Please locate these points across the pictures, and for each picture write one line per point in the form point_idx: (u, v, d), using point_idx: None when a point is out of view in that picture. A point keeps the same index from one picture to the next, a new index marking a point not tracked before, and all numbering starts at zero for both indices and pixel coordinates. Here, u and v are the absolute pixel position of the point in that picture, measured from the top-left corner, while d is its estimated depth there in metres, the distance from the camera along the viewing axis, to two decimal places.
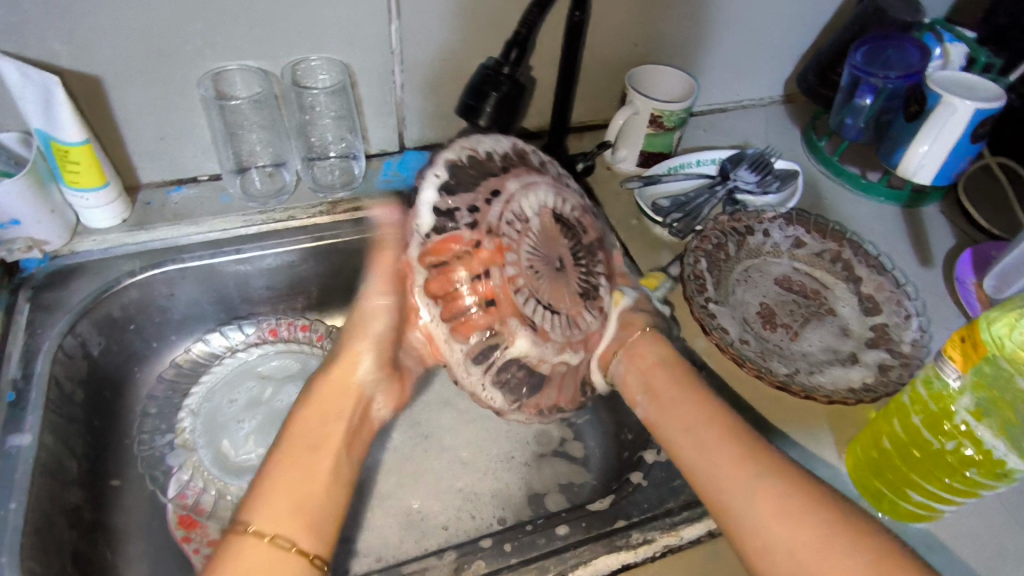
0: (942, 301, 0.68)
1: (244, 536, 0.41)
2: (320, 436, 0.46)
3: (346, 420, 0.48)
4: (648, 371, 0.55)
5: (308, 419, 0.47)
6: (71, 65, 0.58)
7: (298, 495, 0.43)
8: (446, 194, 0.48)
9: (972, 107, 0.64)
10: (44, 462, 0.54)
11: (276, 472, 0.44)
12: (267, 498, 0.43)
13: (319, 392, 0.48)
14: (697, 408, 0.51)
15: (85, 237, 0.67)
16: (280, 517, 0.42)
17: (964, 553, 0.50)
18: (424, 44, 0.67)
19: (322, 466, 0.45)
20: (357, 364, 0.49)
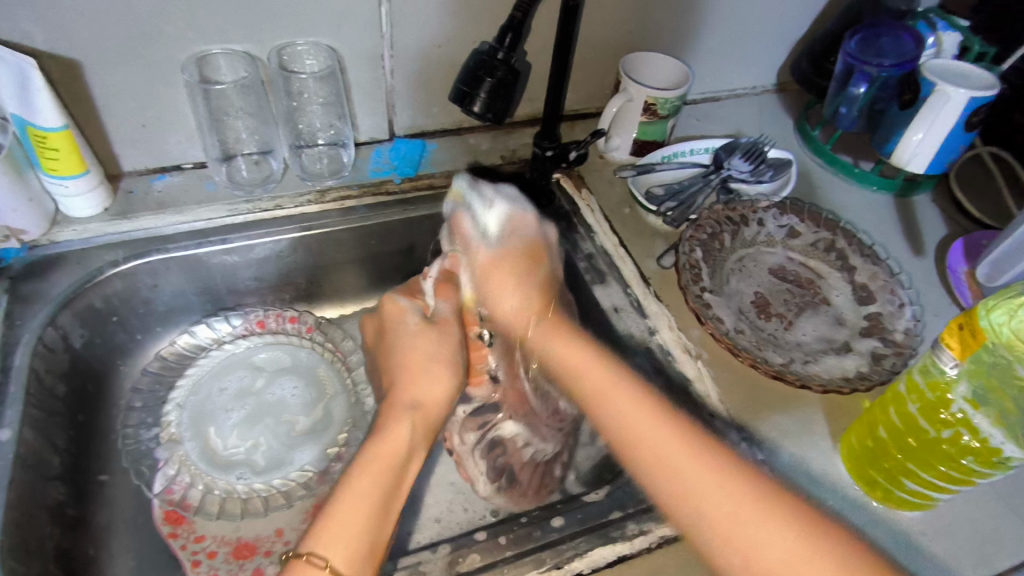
0: (934, 290, 0.68)
1: (317, 569, 0.40)
2: (397, 463, 0.46)
3: (419, 451, 0.48)
4: (585, 383, 0.52)
5: (389, 445, 0.47)
6: (48, 46, 0.56)
7: (373, 528, 0.43)
8: (468, 249, 0.60)
9: (967, 95, 0.64)
10: (26, 458, 0.53)
11: (357, 503, 0.43)
12: (323, 529, 0.42)
13: (405, 414, 0.50)
14: (664, 435, 0.46)
15: (65, 227, 0.64)
16: (360, 550, 0.41)
17: (956, 541, 0.50)
18: (414, 28, 0.66)
19: (393, 497, 0.45)
20: (435, 393, 0.52)
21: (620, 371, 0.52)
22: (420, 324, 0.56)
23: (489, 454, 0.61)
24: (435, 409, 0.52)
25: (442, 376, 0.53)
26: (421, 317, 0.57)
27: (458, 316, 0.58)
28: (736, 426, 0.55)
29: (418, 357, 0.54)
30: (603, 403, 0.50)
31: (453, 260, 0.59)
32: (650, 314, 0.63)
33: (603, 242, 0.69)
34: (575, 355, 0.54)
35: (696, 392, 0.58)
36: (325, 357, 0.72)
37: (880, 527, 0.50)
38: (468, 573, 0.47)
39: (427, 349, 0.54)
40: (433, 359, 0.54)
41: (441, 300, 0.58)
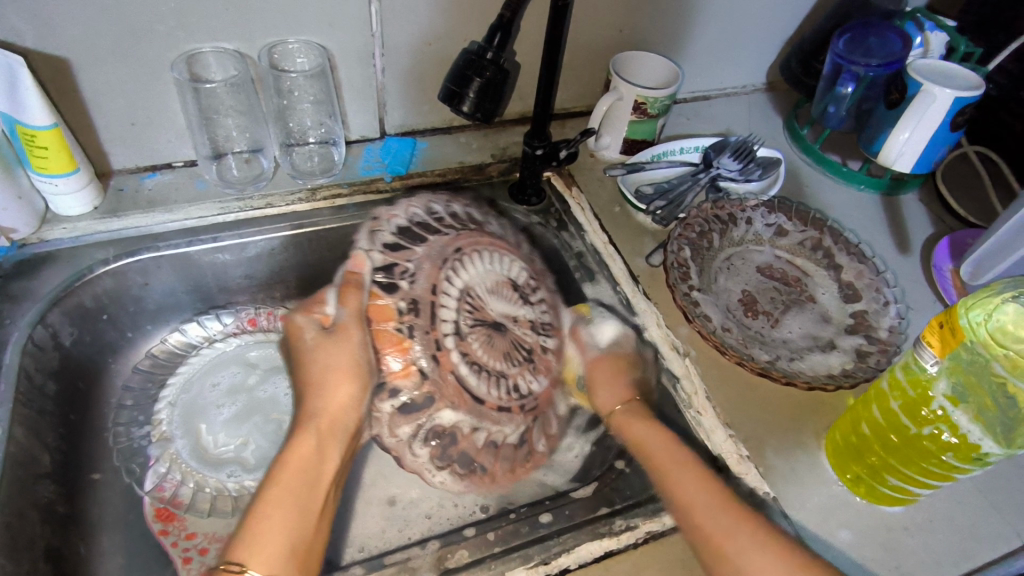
0: (919, 288, 0.69)
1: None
2: (308, 471, 0.44)
3: (332, 453, 0.46)
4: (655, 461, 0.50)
5: (298, 454, 0.45)
6: (36, 45, 0.56)
7: (295, 530, 0.41)
8: (388, 251, 0.51)
9: (952, 95, 0.65)
10: (15, 457, 0.53)
11: (273, 508, 0.42)
12: (244, 541, 0.40)
13: (308, 426, 0.46)
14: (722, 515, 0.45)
15: (55, 225, 0.65)
16: (280, 555, 0.40)
17: (937, 536, 0.51)
18: (404, 27, 0.66)
19: (312, 500, 0.43)
20: (338, 401, 0.47)
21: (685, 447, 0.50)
22: (318, 336, 0.49)
23: (434, 444, 0.51)
24: (343, 415, 0.47)
25: (343, 384, 0.47)
26: (321, 328, 0.50)
27: (365, 319, 0.49)
28: (723, 423, 0.56)
29: (316, 369, 0.48)
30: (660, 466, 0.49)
31: (357, 262, 0.50)
32: (639, 311, 0.64)
33: (593, 240, 0.70)
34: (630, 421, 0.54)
35: (683, 389, 0.58)
36: None
37: (862, 522, 0.51)
38: (457, 568, 0.48)
39: (325, 361, 0.48)
40: (331, 368, 0.48)
41: (341, 305, 0.49)
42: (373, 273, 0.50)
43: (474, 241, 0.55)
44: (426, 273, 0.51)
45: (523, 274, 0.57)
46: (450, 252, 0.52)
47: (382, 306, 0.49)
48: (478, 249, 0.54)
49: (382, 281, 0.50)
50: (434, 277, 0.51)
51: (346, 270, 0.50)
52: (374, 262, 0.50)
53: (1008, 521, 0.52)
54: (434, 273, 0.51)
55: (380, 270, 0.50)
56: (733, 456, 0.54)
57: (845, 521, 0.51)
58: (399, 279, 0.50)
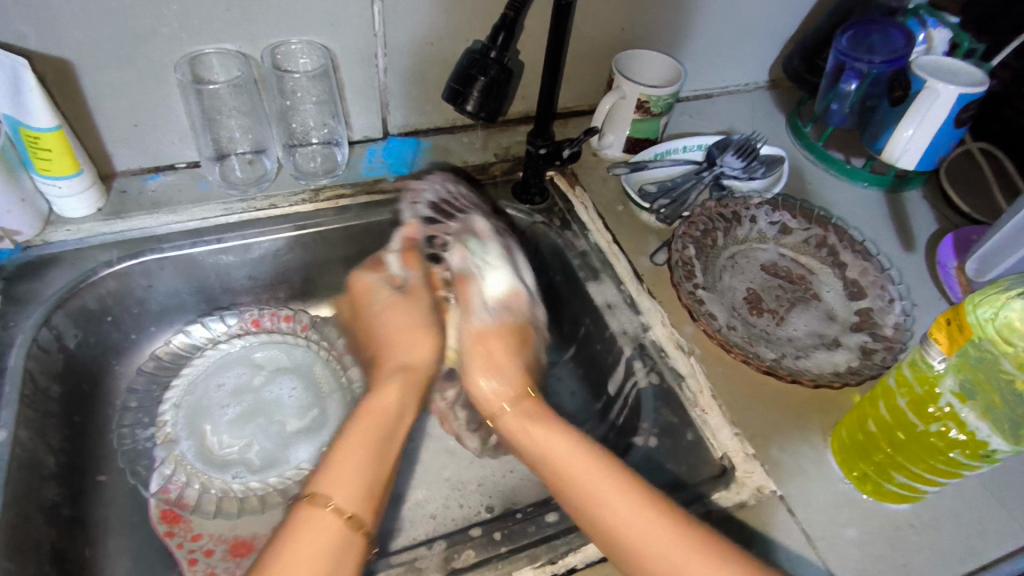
0: (924, 285, 0.68)
1: (320, 509, 0.42)
2: (388, 422, 0.49)
3: (410, 408, 0.51)
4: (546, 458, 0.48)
5: (380, 405, 0.50)
6: (39, 47, 0.56)
7: (371, 473, 0.45)
8: (429, 224, 0.64)
9: (956, 92, 0.65)
10: (20, 459, 0.52)
11: (351, 451, 0.46)
12: (328, 473, 0.44)
13: (393, 377, 0.52)
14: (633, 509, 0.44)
15: (59, 227, 0.65)
16: (357, 492, 0.44)
17: (945, 533, 0.51)
18: (407, 27, 0.66)
19: (387, 448, 0.47)
20: (419, 353, 0.55)
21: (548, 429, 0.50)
22: (391, 298, 0.58)
23: (468, 406, 0.64)
24: (422, 367, 0.55)
25: (419, 341, 0.55)
26: (391, 289, 0.59)
27: (428, 281, 0.60)
28: (729, 421, 0.56)
29: (398, 322, 0.57)
30: (558, 459, 0.48)
31: (410, 231, 0.63)
32: (643, 310, 0.64)
33: (596, 239, 0.70)
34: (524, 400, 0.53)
35: (689, 388, 0.58)
36: (320, 356, 0.72)
37: (869, 519, 0.51)
38: (464, 568, 0.48)
39: (403, 315, 0.57)
40: (412, 323, 0.57)
41: (407, 269, 0.61)
42: (427, 244, 0.63)
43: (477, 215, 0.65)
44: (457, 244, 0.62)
45: (526, 267, 0.63)
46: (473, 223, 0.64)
47: (436, 274, 0.61)
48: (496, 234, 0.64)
49: (432, 253, 0.63)
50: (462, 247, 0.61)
51: (404, 240, 0.63)
52: (424, 232, 0.64)
53: (1015, 518, 0.52)
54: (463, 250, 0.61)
55: (427, 240, 0.63)
56: (740, 454, 0.54)
57: (852, 519, 0.51)
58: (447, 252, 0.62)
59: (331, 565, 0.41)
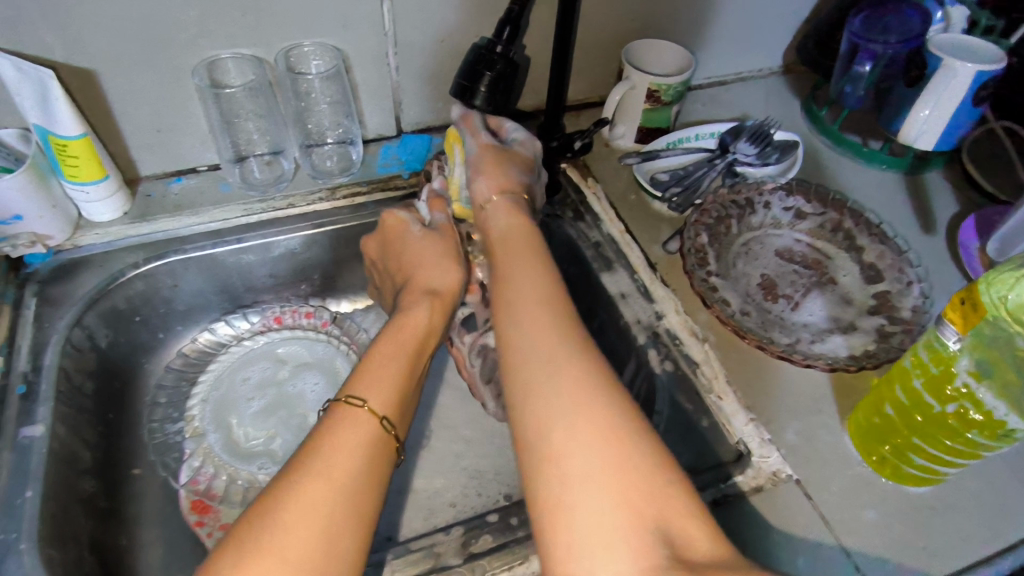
0: (945, 267, 0.67)
1: (356, 408, 0.44)
2: (419, 334, 0.53)
3: (437, 328, 0.55)
4: (512, 291, 0.49)
5: (412, 321, 0.53)
6: (65, 57, 0.58)
7: (399, 382, 0.48)
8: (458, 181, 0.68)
9: (974, 70, 0.63)
10: (58, 452, 0.55)
11: (383, 359, 0.49)
12: (360, 383, 0.47)
13: (423, 299, 0.56)
14: (558, 344, 0.44)
15: (88, 231, 0.67)
16: (389, 398, 0.46)
17: (967, 516, 0.50)
18: (417, 25, 0.67)
19: (414, 361, 0.51)
20: (449, 281, 0.59)
21: (540, 271, 0.50)
22: (423, 231, 0.61)
23: (483, 356, 0.66)
24: (452, 294, 0.58)
25: (451, 270, 0.59)
26: (422, 225, 0.62)
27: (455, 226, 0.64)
28: (743, 407, 0.56)
29: (429, 254, 0.60)
30: (520, 290, 0.49)
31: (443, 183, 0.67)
32: (657, 299, 0.64)
33: (609, 229, 0.70)
34: (519, 246, 0.54)
35: (703, 374, 0.58)
36: (340, 350, 0.74)
37: (888, 502, 0.51)
38: (481, 553, 0.49)
39: (432, 249, 0.60)
40: (445, 255, 0.60)
41: (434, 213, 0.64)
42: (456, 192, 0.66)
43: None
44: None
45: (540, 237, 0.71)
46: None
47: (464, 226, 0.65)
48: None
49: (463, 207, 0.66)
50: None
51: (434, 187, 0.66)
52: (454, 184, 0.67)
53: None
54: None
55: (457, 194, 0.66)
56: (755, 438, 0.54)
57: (870, 502, 0.51)
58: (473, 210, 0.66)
59: (366, 461, 0.42)
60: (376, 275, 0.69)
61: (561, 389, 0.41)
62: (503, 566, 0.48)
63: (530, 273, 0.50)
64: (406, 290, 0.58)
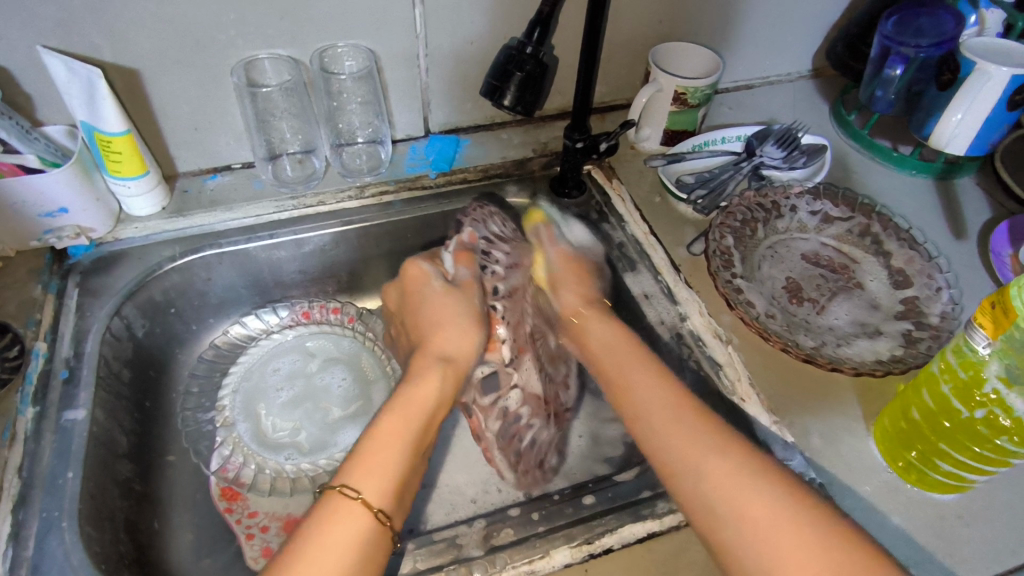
0: (975, 273, 0.66)
1: (350, 499, 0.44)
2: (427, 410, 0.51)
3: (445, 401, 0.54)
4: (604, 350, 0.58)
5: (422, 392, 0.52)
6: (111, 57, 0.61)
7: (399, 466, 0.47)
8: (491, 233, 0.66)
9: (1009, 74, 0.62)
10: (97, 436, 0.57)
11: (389, 441, 0.48)
12: (356, 465, 0.46)
13: (435, 365, 0.55)
14: (685, 418, 0.49)
15: (127, 225, 0.70)
16: (387, 486, 0.46)
17: (995, 525, 0.50)
18: (446, 28, 0.68)
19: (419, 440, 0.50)
20: (464, 344, 0.58)
21: (643, 370, 0.54)
22: (443, 287, 0.61)
23: (502, 418, 0.62)
24: (463, 360, 0.57)
25: (470, 332, 0.58)
26: (443, 280, 0.62)
27: (479, 283, 0.63)
28: (766, 410, 0.56)
29: (448, 314, 0.59)
30: (649, 410, 0.51)
31: (470, 235, 0.65)
32: (681, 300, 0.64)
33: (634, 231, 0.70)
34: (625, 349, 0.56)
35: (726, 375, 0.58)
36: (366, 345, 0.75)
37: (913, 509, 0.50)
38: (502, 546, 0.49)
39: (452, 308, 0.59)
40: (463, 316, 0.59)
41: (457, 266, 0.63)
42: (482, 249, 0.65)
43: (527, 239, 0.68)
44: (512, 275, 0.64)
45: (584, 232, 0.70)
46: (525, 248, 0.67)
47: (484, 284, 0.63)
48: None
49: (485, 261, 0.64)
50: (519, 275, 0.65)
51: (463, 239, 0.65)
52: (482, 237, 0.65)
53: None
54: (521, 267, 0.65)
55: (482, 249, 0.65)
56: (778, 440, 0.54)
57: (895, 509, 0.51)
58: (497, 263, 0.64)
59: (358, 554, 0.42)
60: (393, 324, 0.69)
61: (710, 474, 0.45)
62: (523, 560, 0.48)
63: (645, 376, 0.53)
64: (418, 351, 0.57)
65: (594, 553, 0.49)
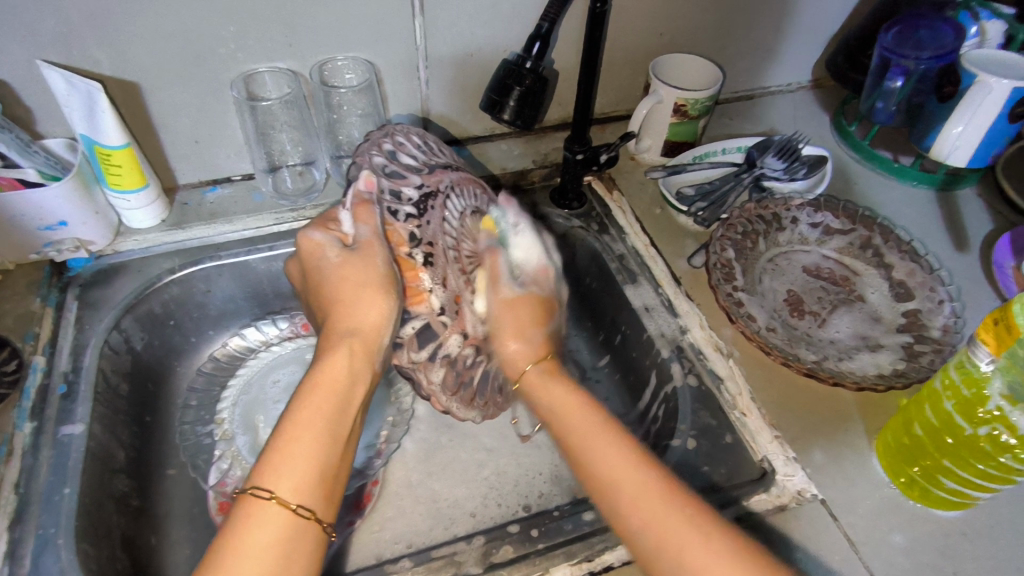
0: (977, 285, 0.66)
1: (264, 501, 0.39)
2: (341, 390, 0.45)
3: (364, 376, 0.47)
4: (556, 416, 0.48)
5: (330, 374, 0.45)
6: (113, 71, 0.61)
7: (320, 458, 0.42)
8: (389, 177, 0.53)
9: (1010, 85, 0.62)
10: (94, 451, 0.57)
11: (301, 432, 0.42)
12: (268, 463, 0.41)
13: (342, 344, 0.47)
14: (633, 466, 0.42)
15: (128, 237, 0.70)
16: (303, 481, 0.40)
17: (998, 542, 0.49)
18: (446, 40, 0.69)
19: (339, 424, 0.44)
20: (373, 315, 0.48)
21: (616, 446, 0.43)
22: (341, 255, 0.50)
23: (446, 366, 0.54)
24: (377, 333, 0.49)
25: (376, 301, 0.48)
26: (341, 247, 0.51)
27: (385, 238, 0.51)
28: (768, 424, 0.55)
29: (351, 284, 0.49)
30: (620, 488, 0.41)
31: (367, 183, 0.52)
32: (681, 313, 0.64)
33: (634, 242, 0.71)
34: (581, 414, 0.47)
35: (727, 390, 0.58)
36: None
37: (917, 526, 0.50)
38: (501, 563, 0.49)
39: (354, 276, 0.49)
40: (366, 283, 0.49)
41: (357, 225, 0.51)
42: (386, 193, 0.52)
43: (445, 169, 0.55)
44: (431, 218, 0.52)
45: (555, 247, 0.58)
46: (444, 182, 0.54)
47: (394, 233, 0.51)
48: (463, 183, 0.55)
49: (393, 207, 0.51)
50: (436, 214, 0.52)
51: (359, 189, 0.52)
52: (382, 185, 0.52)
53: None
54: (435, 199, 0.52)
55: (387, 195, 0.52)
56: (780, 454, 0.53)
57: (899, 526, 0.50)
58: (409, 203, 0.52)
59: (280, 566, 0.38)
60: (305, 300, 0.58)
61: (664, 540, 0.39)
62: None
63: (611, 448, 0.43)
64: (323, 333, 0.49)
65: (594, 570, 0.48)
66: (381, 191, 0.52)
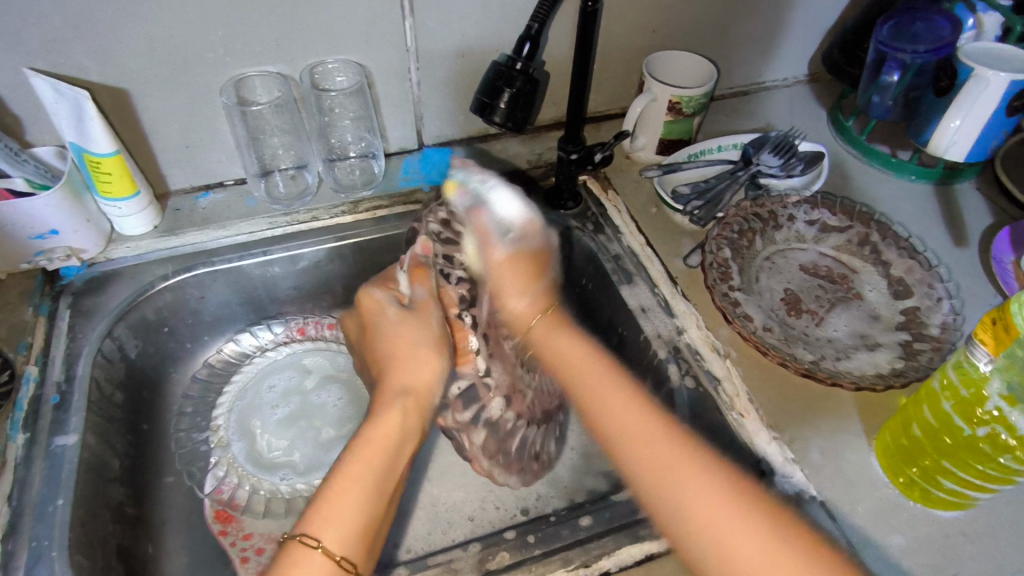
0: (976, 281, 0.66)
1: (310, 549, 0.41)
2: (392, 446, 0.47)
3: (413, 434, 0.49)
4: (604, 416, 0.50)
5: (384, 429, 0.47)
6: (101, 78, 0.60)
7: (366, 510, 0.44)
8: (445, 242, 0.58)
9: (1008, 79, 0.61)
10: (88, 461, 0.56)
11: (350, 485, 0.44)
12: (316, 511, 0.43)
13: (396, 401, 0.50)
14: (692, 465, 0.45)
15: (119, 244, 0.69)
16: (350, 533, 0.42)
17: (999, 542, 0.49)
18: (437, 41, 0.68)
19: (386, 479, 0.46)
20: (427, 376, 0.52)
21: (656, 434, 0.48)
22: (399, 313, 0.55)
23: (489, 428, 0.59)
24: (429, 393, 0.52)
25: (431, 363, 0.53)
26: (399, 306, 0.56)
27: (438, 299, 0.57)
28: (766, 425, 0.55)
29: (407, 344, 0.53)
30: (670, 488, 0.45)
31: (424, 246, 0.57)
32: (678, 313, 0.63)
33: (630, 242, 0.70)
34: (630, 406, 0.50)
35: (724, 391, 0.57)
36: None
37: (916, 527, 0.49)
38: (498, 570, 0.49)
39: (410, 335, 0.54)
40: (421, 344, 0.53)
41: (414, 286, 0.56)
42: (440, 257, 0.58)
43: None
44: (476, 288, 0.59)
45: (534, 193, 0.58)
46: None
47: (448, 293, 0.58)
48: None
49: (446, 271, 0.58)
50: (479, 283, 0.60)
51: (416, 252, 0.57)
52: (438, 249, 0.58)
53: None
54: None
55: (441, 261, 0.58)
56: (778, 455, 0.53)
57: (898, 527, 0.50)
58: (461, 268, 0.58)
59: None
60: (357, 350, 0.63)
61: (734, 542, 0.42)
62: None
63: (647, 442, 0.47)
64: (377, 387, 0.52)
65: None
66: (436, 252, 0.58)
